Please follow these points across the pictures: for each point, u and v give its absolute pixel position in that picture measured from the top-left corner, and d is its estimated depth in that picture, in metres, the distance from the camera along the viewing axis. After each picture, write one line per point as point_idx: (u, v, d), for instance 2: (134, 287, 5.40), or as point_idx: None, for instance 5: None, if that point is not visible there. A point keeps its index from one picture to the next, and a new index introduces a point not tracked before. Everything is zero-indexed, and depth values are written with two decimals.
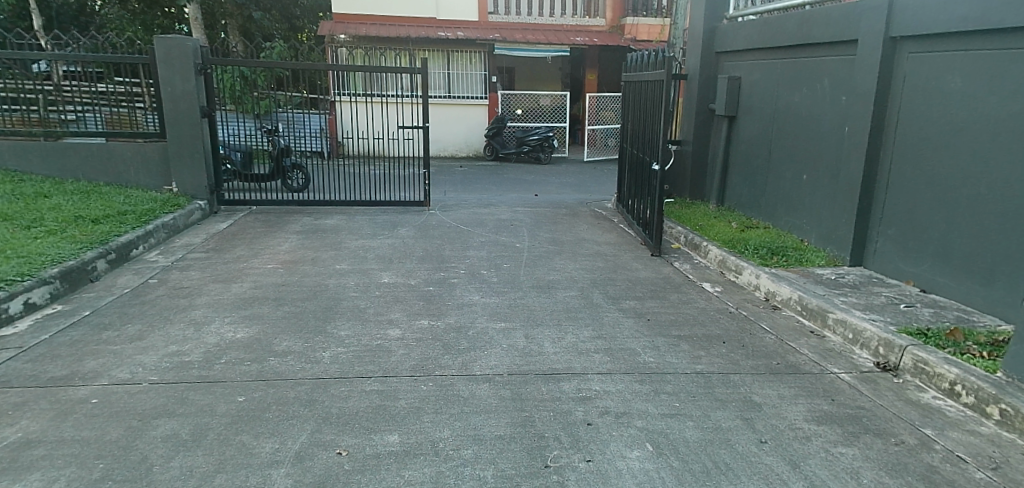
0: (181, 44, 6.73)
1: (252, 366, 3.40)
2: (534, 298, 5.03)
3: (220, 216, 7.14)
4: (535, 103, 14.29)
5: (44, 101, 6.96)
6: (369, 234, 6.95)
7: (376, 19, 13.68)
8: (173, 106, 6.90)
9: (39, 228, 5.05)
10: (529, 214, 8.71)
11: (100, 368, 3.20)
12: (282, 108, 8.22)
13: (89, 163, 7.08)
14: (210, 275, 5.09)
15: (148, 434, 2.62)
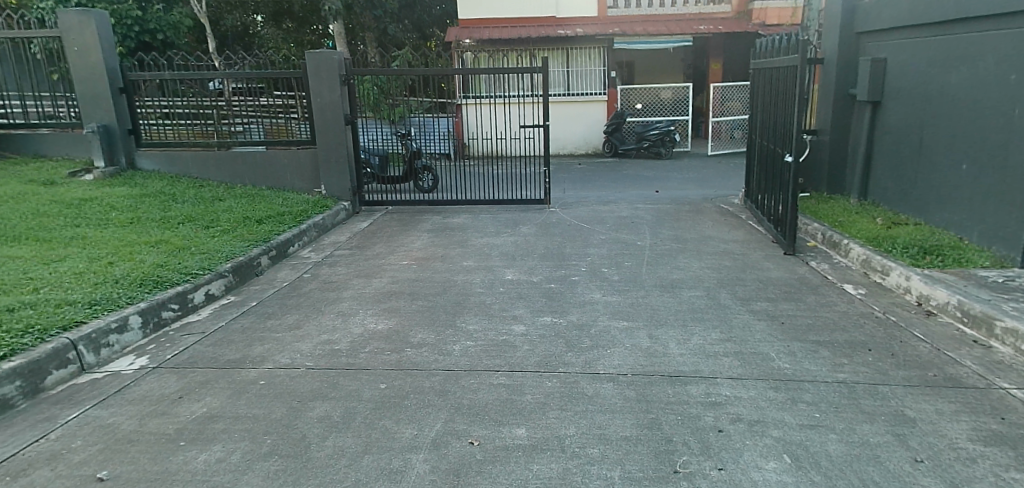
0: (326, 57, 7.31)
1: (391, 356, 3.65)
2: (657, 297, 4.95)
3: (361, 216, 7.69)
4: (656, 97, 14.08)
5: (218, 115, 7.89)
6: (492, 232, 7.18)
7: (498, 21, 14.03)
8: (320, 115, 7.52)
9: (215, 227, 5.73)
10: (650, 211, 8.56)
11: (265, 353, 3.59)
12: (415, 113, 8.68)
13: (254, 169, 7.93)
14: (353, 270, 5.52)
15: (306, 415, 2.90)
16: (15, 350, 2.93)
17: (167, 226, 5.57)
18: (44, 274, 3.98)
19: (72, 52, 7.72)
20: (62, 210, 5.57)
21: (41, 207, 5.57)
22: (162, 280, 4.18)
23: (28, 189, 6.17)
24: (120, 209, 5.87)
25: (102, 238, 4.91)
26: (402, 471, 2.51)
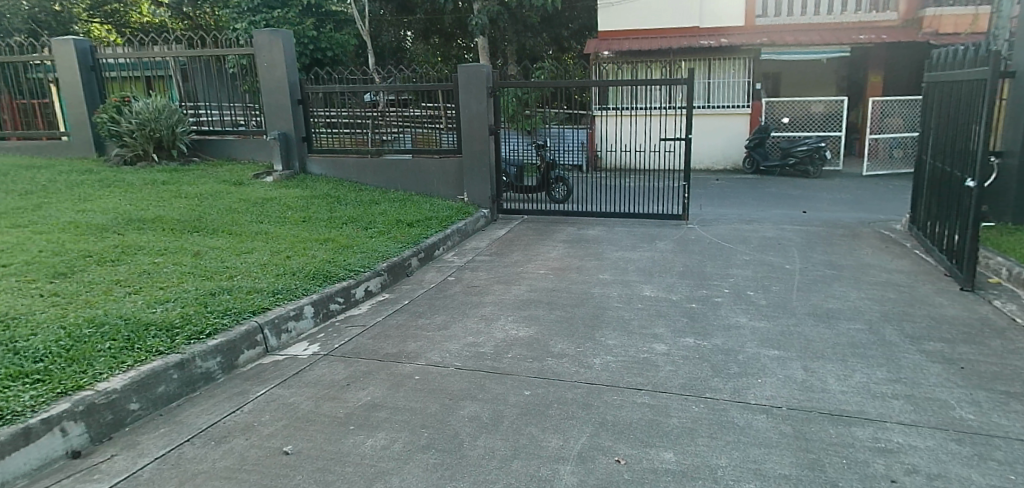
0: (475, 70, 7.64)
1: (534, 363, 3.71)
2: (811, 326, 4.63)
3: (499, 224, 7.93)
4: (805, 110, 13.12)
5: (373, 125, 8.51)
6: (628, 246, 7.09)
7: (639, 33, 13.88)
8: (467, 126, 7.88)
9: (372, 229, 6.20)
10: (799, 233, 8.01)
11: (418, 350, 3.81)
12: (553, 124, 8.82)
13: (404, 176, 8.46)
14: (493, 276, 5.69)
15: (457, 413, 3.03)
16: (218, 329, 3.34)
17: (332, 226, 6.10)
18: (236, 264, 4.51)
19: (261, 68, 8.71)
20: (248, 208, 6.29)
21: (232, 204, 6.32)
22: (330, 274, 4.60)
23: (220, 188, 7.02)
24: (294, 208, 6.54)
25: (280, 235, 5.48)
26: (550, 480, 2.53)
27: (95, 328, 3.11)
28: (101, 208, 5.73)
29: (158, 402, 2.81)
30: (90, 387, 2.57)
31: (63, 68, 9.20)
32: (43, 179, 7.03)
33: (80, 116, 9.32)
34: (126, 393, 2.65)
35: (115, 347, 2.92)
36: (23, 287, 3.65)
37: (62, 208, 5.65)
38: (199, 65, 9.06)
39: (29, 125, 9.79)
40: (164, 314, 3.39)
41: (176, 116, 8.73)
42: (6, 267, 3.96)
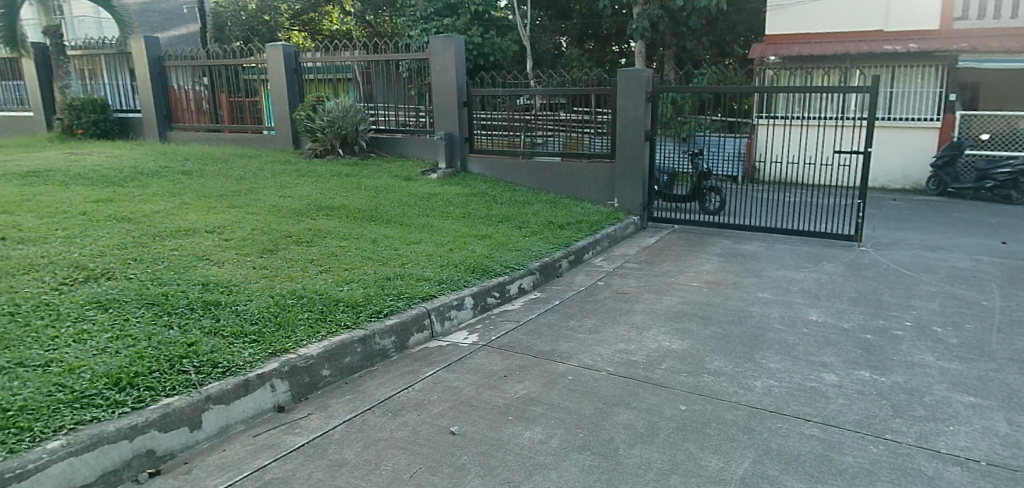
0: (635, 75, 7.55)
1: (689, 378, 3.60)
2: (1016, 374, 4.02)
3: (649, 232, 7.78)
4: (1011, 126, 11.38)
5: (526, 128, 8.73)
6: (790, 265, 6.63)
7: (811, 36, 12.92)
8: (623, 131, 7.84)
9: (526, 228, 6.38)
10: (998, 266, 6.99)
11: (570, 350, 3.86)
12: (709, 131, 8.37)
13: (555, 179, 8.60)
14: (644, 285, 5.60)
15: (613, 418, 3.01)
16: (392, 311, 3.64)
17: (489, 223, 6.36)
18: (407, 253, 4.87)
19: (433, 71, 9.31)
20: (416, 201, 6.76)
21: (402, 198, 6.83)
22: (488, 269, 4.80)
23: (392, 182, 7.61)
24: (455, 204, 6.91)
25: (444, 228, 5.83)
26: None
27: (296, 299, 3.53)
28: (297, 194, 6.47)
29: (344, 371, 3.12)
30: (293, 351, 2.92)
31: (272, 70, 10.51)
32: (251, 166, 8.07)
33: (282, 113, 10.59)
34: (320, 359, 2.97)
35: (311, 318, 3.30)
36: (239, 259, 4.24)
37: (267, 193, 6.47)
38: (380, 68, 9.87)
39: (240, 119, 11.29)
40: (350, 292, 3.76)
41: (359, 116, 9.60)
42: (227, 240, 4.62)
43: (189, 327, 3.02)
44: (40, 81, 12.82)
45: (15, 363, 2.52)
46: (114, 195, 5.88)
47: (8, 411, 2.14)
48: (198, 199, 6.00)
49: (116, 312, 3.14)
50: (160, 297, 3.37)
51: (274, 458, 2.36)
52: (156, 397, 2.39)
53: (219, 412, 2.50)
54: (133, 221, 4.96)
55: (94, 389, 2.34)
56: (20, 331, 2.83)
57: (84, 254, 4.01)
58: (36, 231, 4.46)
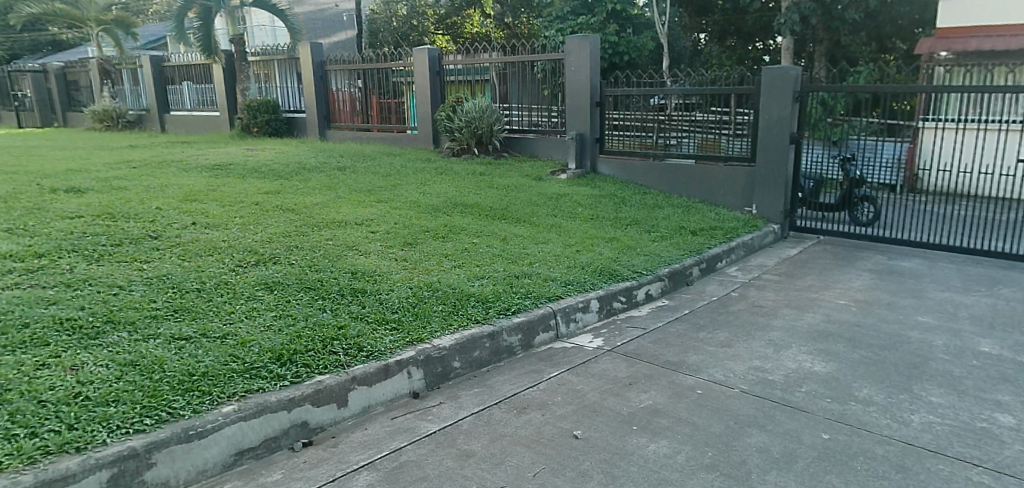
0: (782, 72, 7.11)
1: (832, 405, 3.32)
2: None
3: (789, 242, 7.28)
4: None
5: (659, 128, 8.52)
6: (958, 287, 5.89)
7: (993, 29, 11.12)
8: (765, 133, 7.39)
9: (656, 233, 6.23)
10: None
11: (700, 363, 3.72)
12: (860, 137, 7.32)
13: (688, 182, 8.29)
14: (784, 299, 5.26)
15: (744, 440, 2.84)
16: (520, 309, 3.72)
17: (618, 225, 6.29)
18: (535, 252, 4.95)
19: (568, 71, 9.36)
20: (546, 201, 6.84)
21: (532, 197, 6.94)
22: (615, 273, 4.75)
23: (524, 182, 7.77)
24: (584, 205, 6.91)
25: (572, 229, 5.85)
26: None
27: (432, 291, 3.72)
28: (435, 191, 6.82)
29: (473, 364, 3.23)
30: (427, 341, 3.08)
31: (418, 73, 11.13)
32: (395, 164, 8.61)
33: (425, 114, 11.18)
34: (452, 351, 3.11)
35: (445, 311, 3.46)
36: (383, 251, 4.54)
37: (409, 189, 6.87)
38: (516, 69, 10.09)
39: (387, 119, 12.08)
40: (481, 288, 3.89)
41: (494, 116, 9.90)
42: (373, 233, 4.97)
43: (339, 312, 3.29)
44: (226, 85, 14.56)
45: (200, 333, 2.89)
46: (281, 188, 6.54)
47: (194, 376, 2.46)
48: (350, 193, 6.50)
49: (280, 294, 3.50)
50: (316, 282, 3.71)
51: (408, 441, 2.50)
52: (311, 374, 2.63)
53: (362, 393, 2.70)
54: (295, 212, 5.49)
55: (261, 361, 2.63)
56: (205, 306, 3.24)
57: (256, 240, 4.51)
58: (219, 217, 5.08)
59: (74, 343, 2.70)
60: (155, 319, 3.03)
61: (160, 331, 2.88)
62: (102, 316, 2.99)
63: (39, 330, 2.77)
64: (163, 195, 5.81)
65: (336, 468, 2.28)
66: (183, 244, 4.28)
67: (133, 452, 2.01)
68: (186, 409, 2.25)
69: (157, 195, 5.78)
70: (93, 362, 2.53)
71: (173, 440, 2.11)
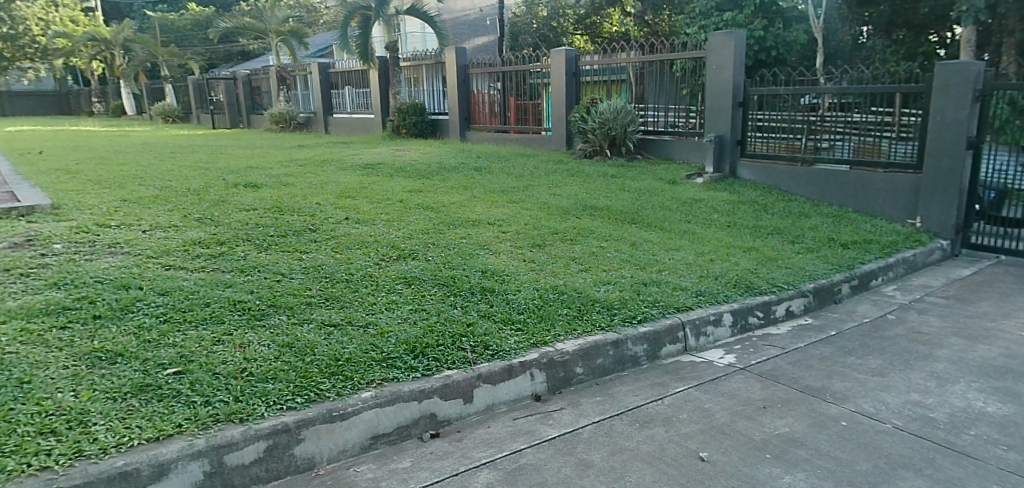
0: (962, 67, 6.30)
1: (1010, 454, 2.87)
2: None
3: (962, 261, 6.42)
4: None
5: (809, 130, 7.89)
6: None
7: None
8: (936, 136, 6.59)
9: (801, 244, 5.79)
10: None
11: (846, 392, 3.40)
12: None
13: (841, 189, 7.59)
14: (952, 326, 4.65)
15: (896, 482, 2.54)
16: (647, 318, 3.63)
17: (757, 235, 5.93)
18: (665, 259, 4.81)
19: (709, 70, 8.99)
20: (680, 206, 6.61)
21: (665, 201, 6.75)
22: (752, 285, 4.48)
23: (657, 185, 7.57)
24: (721, 212, 6.59)
25: (707, 237, 5.61)
26: None
27: (558, 294, 3.75)
28: (567, 193, 6.85)
29: (596, 371, 3.21)
30: (552, 344, 3.10)
31: (555, 74, 11.24)
32: (529, 165, 8.76)
33: (559, 115, 11.28)
34: (575, 356, 3.11)
35: (570, 315, 3.47)
36: (513, 251, 4.65)
37: (541, 191, 6.97)
38: (653, 68, 9.90)
39: (523, 120, 12.34)
40: (608, 294, 3.85)
41: (629, 117, 9.74)
42: (504, 233, 5.10)
43: (469, 309, 3.41)
44: (379, 89, 15.66)
45: (346, 321, 3.14)
46: (422, 187, 6.91)
47: (338, 361, 2.67)
48: (485, 193, 6.72)
49: (416, 288, 3.70)
50: (450, 279, 3.88)
51: (529, 443, 2.55)
52: (440, 367, 2.75)
53: (487, 391, 2.79)
54: (434, 210, 5.78)
55: (396, 352, 2.80)
56: (351, 295, 3.52)
57: (398, 236, 4.81)
58: (368, 213, 5.47)
59: (244, 323, 3.05)
60: (309, 306, 3.34)
61: (313, 317, 3.17)
62: (267, 300, 3.35)
63: (217, 310, 3.16)
64: (322, 191, 6.37)
65: (460, 462, 2.37)
66: (336, 237, 4.68)
67: (285, 427, 2.23)
68: (330, 391, 2.46)
69: (317, 191, 6.36)
70: (258, 341, 2.84)
71: (318, 419, 2.31)
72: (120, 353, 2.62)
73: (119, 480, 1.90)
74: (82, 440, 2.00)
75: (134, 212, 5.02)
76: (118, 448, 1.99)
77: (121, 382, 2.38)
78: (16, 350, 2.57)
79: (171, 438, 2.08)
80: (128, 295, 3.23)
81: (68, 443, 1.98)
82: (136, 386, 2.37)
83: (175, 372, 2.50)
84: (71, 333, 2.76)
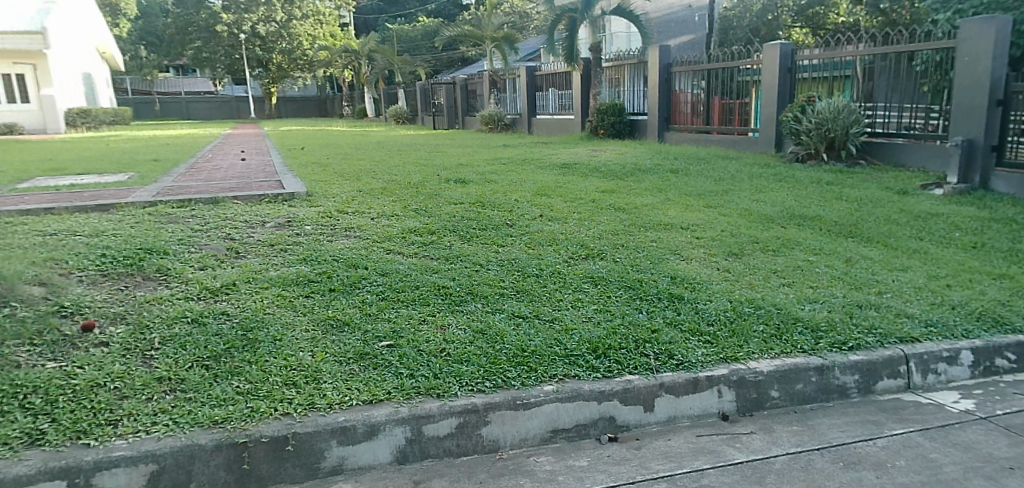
0: None
1: None
2: None
3: None
4: None
5: None
6: None
7: None
8: None
9: None
10: None
11: None
12: None
13: None
14: None
15: None
16: (860, 345, 3.21)
17: (1014, 259, 4.92)
18: (888, 281, 4.23)
19: (960, 62, 7.69)
20: (910, 221, 5.76)
21: (891, 215, 5.92)
22: (1002, 320, 3.69)
23: (882, 195, 6.68)
24: (965, 230, 5.60)
25: (943, 258, 4.81)
26: None
27: (754, 308, 3.51)
28: (772, 200, 6.37)
29: (794, 397, 2.95)
30: (744, 361, 2.92)
31: (766, 70, 10.48)
32: (732, 168, 8.28)
33: (769, 115, 10.49)
34: (770, 378, 2.88)
35: (765, 332, 3.23)
36: (707, 258, 4.45)
37: (743, 196, 6.56)
38: (887, 62, 8.79)
39: (728, 121, 11.73)
40: (812, 314, 3.51)
41: (852, 116, 8.71)
42: (698, 239, 4.91)
43: (654, 315, 3.35)
44: (581, 89, 15.97)
45: (533, 314, 3.28)
46: (616, 188, 6.90)
47: (525, 352, 2.80)
48: (681, 197, 6.52)
49: (603, 289, 3.73)
50: (637, 282, 3.84)
51: (711, 464, 2.41)
52: (622, 371, 2.74)
53: (669, 402, 2.71)
54: (626, 212, 5.74)
55: (580, 350, 2.86)
56: (541, 290, 3.65)
57: (589, 235, 4.88)
58: (561, 212, 5.63)
59: (445, 306, 3.34)
60: (502, 296, 3.54)
61: (505, 307, 3.37)
62: (466, 287, 3.62)
63: (425, 292, 3.51)
64: (521, 188, 6.70)
65: (636, 471, 2.33)
66: (531, 233, 4.89)
67: (474, 408, 2.40)
68: (516, 380, 2.59)
69: (516, 188, 6.70)
70: (456, 325, 3.09)
71: (504, 405, 2.44)
72: (346, 322, 3.03)
73: (339, 432, 2.21)
74: (314, 394, 2.36)
75: (366, 201, 5.75)
76: (340, 405, 2.31)
77: (346, 348, 2.76)
78: (274, 311, 3.11)
79: (381, 403, 2.36)
80: (356, 273, 3.72)
81: (305, 395, 2.35)
82: (357, 353, 2.72)
83: (388, 345, 2.83)
84: (312, 302, 3.26)
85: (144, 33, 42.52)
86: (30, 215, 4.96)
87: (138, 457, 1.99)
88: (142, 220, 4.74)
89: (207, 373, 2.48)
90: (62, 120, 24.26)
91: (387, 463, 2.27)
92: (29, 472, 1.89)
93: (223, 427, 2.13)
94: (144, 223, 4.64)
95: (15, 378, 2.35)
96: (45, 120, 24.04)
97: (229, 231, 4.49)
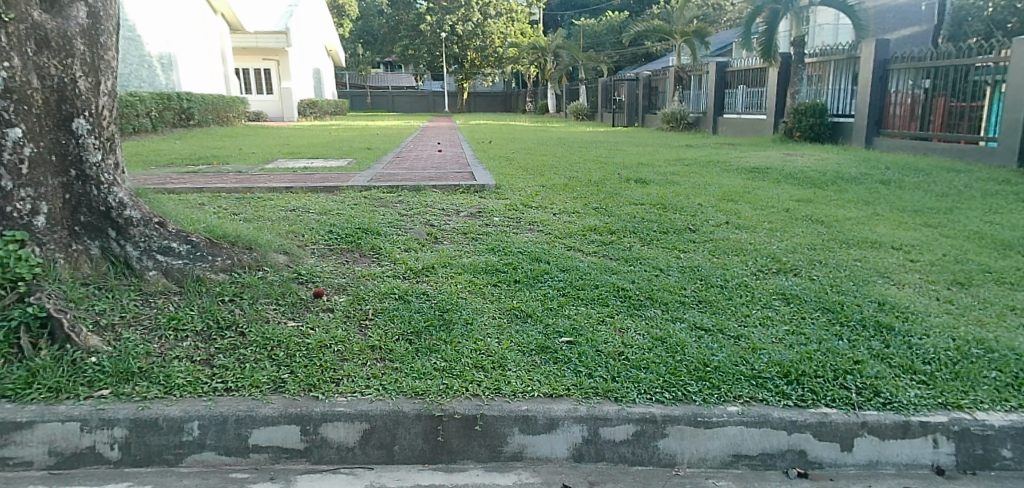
0: None
1: None
2: None
3: None
4: None
5: None
6: None
7: None
8: None
9: None
10: None
11: None
12: None
13: None
14: None
15: None
16: None
17: None
18: None
19: None
20: None
21: None
22: None
23: None
24: None
25: None
26: None
27: (984, 351, 3.00)
28: (1011, 222, 5.42)
29: None
30: (969, 410, 2.51)
31: (1015, 68, 8.94)
32: (960, 183, 7.18)
33: (1013, 122, 8.94)
34: (1003, 434, 2.45)
35: (998, 380, 2.73)
36: (924, 286, 3.91)
37: (972, 216, 5.66)
38: None
39: (957, 127, 10.18)
40: None
41: None
42: (913, 262, 4.33)
43: (857, 345, 3.02)
44: (778, 88, 14.84)
45: (717, 328, 3.13)
46: (814, 197, 6.33)
47: (707, 367, 2.70)
48: (892, 211, 5.80)
49: (796, 309, 3.45)
50: (836, 305, 3.50)
51: None
52: (817, 402, 2.51)
53: (872, 444, 2.43)
54: (825, 224, 5.25)
55: (769, 373, 2.68)
56: (725, 303, 3.48)
57: (780, 247, 4.54)
58: (751, 220, 5.30)
59: (624, 309, 3.33)
60: (683, 305, 3.43)
61: (686, 317, 3.26)
62: (646, 292, 3.57)
63: (604, 293, 3.52)
64: (706, 192, 6.42)
65: None
66: (716, 240, 4.68)
67: (653, 418, 2.36)
68: (697, 396, 2.49)
69: (701, 192, 6.43)
70: (635, 329, 3.07)
71: (683, 419, 2.37)
72: (530, 314, 3.15)
73: (521, 420, 2.31)
74: (499, 380, 2.49)
75: (549, 196, 5.91)
76: (523, 395, 2.41)
77: (529, 339, 2.87)
78: (465, 296, 3.33)
79: (561, 398, 2.42)
80: (539, 266, 3.85)
81: (491, 381, 2.48)
82: (539, 345, 2.82)
83: (568, 341, 2.89)
84: (499, 291, 3.44)
85: (361, 32, 47.62)
86: (275, 192, 5.82)
87: (355, 415, 2.26)
88: (359, 203, 5.34)
89: (410, 346, 2.74)
90: (296, 109, 28.06)
91: (563, 458, 2.35)
92: (274, 414, 2.24)
93: (422, 399, 2.34)
94: (361, 205, 5.22)
95: (265, 332, 2.80)
96: (283, 109, 28.02)
97: (428, 217, 4.89)
